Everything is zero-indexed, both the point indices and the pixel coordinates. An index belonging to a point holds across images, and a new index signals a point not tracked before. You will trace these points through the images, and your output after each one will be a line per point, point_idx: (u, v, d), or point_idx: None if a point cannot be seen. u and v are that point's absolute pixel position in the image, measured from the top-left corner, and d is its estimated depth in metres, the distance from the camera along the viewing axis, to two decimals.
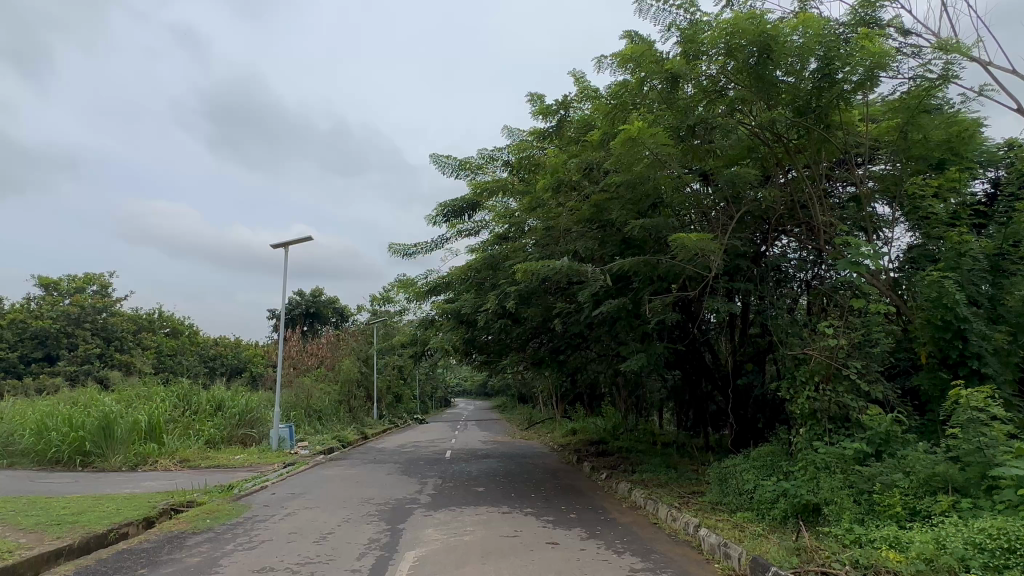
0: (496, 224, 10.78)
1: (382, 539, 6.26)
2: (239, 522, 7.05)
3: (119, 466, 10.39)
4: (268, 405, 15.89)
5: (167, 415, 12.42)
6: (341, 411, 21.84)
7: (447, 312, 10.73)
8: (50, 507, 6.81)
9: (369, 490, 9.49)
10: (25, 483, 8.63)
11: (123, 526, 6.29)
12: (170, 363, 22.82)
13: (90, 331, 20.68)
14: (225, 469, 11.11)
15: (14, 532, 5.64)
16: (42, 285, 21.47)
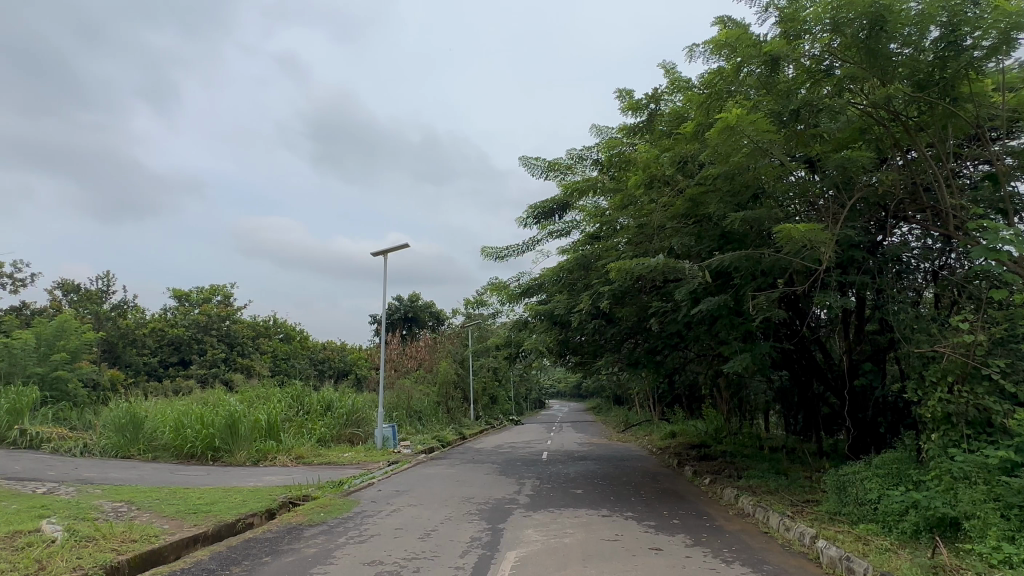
0: (588, 224, 10.69)
1: (482, 538, 6.35)
2: (349, 517, 7.42)
3: (244, 461, 11.36)
4: (373, 405, 16.69)
5: (284, 415, 13.36)
6: (440, 411, 22.52)
7: (540, 313, 10.77)
8: (187, 497, 7.51)
9: (469, 489, 9.68)
10: (166, 475, 9.58)
11: (249, 516, 6.81)
12: (284, 367, 24.56)
13: (216, 338, 22.70)
14: (335, 465, 11.77)
15: (159, 518, 6.27)
16: (175, 296, 23.84)
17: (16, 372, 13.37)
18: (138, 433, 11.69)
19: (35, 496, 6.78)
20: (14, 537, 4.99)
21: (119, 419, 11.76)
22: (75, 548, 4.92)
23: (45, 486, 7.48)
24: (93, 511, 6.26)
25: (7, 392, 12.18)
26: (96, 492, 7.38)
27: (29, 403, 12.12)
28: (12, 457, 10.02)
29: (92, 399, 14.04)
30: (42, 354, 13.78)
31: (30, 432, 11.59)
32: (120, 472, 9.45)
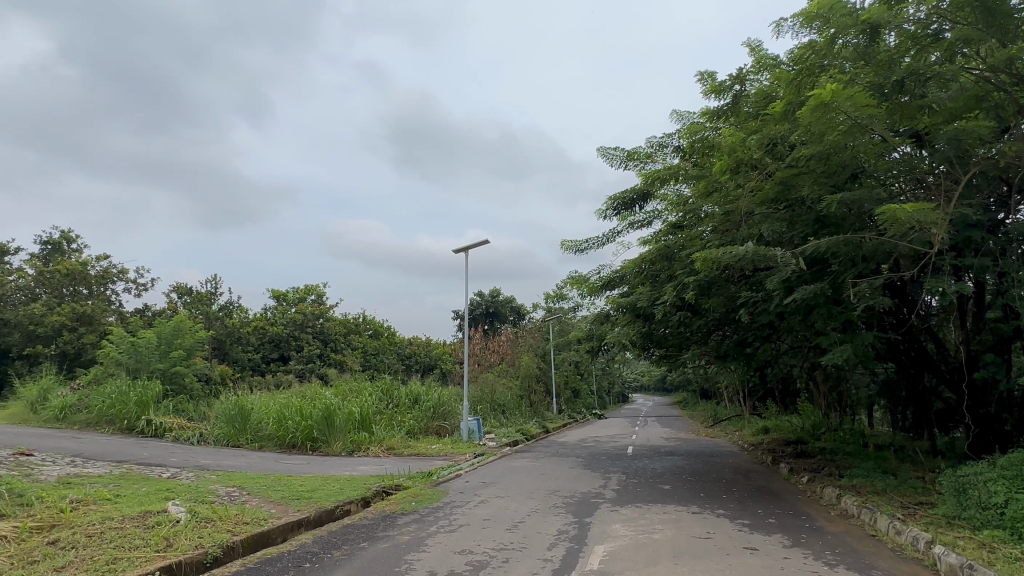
0: (670, 213, 10.41)
1: (569, 532, 6.35)
2: (439, 506, 7.66)
3: (340, 451, 11.99)
4: (458, 399, 17.09)
5: (375, 408, 13.96)
6: (523, 405, 22.71)
7: (622, 306, 10.60)
8: (291, 483, 8.03)
9: (554, 482, 9.71)
10: (271, 463, 10.27)
11: (347, 504, 7.18)
12: (374, 362, 25.66)
13: (312, 335, 24.07)
14: (424, 457, 12.18)
15: (268, 503, 6.75)
16: (274, 297, 25.47)
17: (142, 368, 14.80)
18: (246, 424, 12.58)
19: (162, 480, 7.48)
20: (145, 516, 5.54)
21: (229, 411, 12.72)
22: (196, 528, 5.39)
23: (169, 471, 8.24)
24: (210, 495, 6.83)
25: (135, 386, 13.49)
26: (212, 478, 8.04)
27: (153, 396, 13.38)
28: (141, 445, 11.10)
29: (206, 393, 15.28)
30: (163, 351, 15.14)
31: (155, 422, 12.79)
32: (231, 460, 10.23)
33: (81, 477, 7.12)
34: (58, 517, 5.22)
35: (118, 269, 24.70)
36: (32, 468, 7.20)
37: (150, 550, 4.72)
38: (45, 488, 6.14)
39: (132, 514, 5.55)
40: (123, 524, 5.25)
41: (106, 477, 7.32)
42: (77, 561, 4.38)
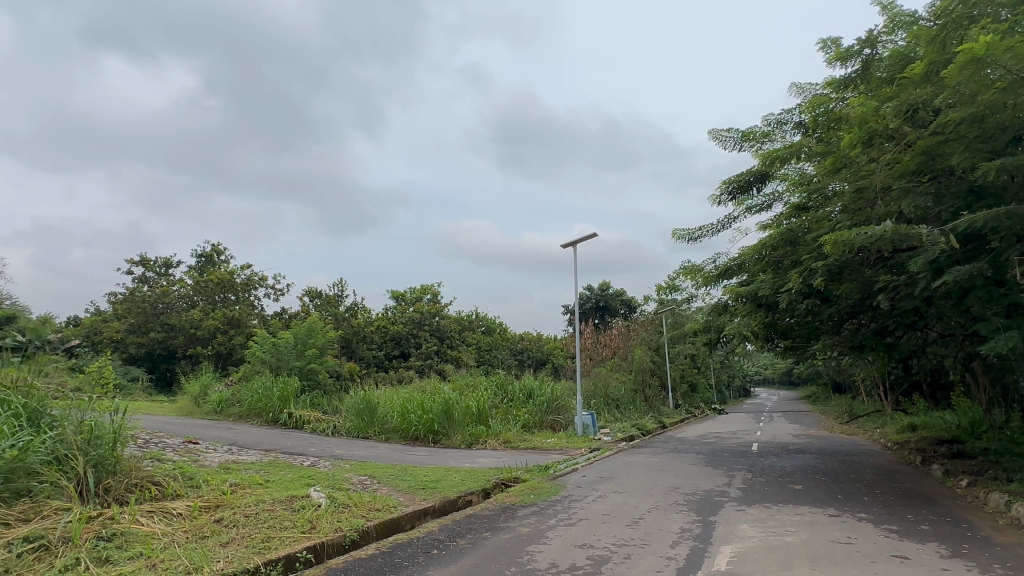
0: (792, 195, 9.73)
1: (693, 530, 6.14)
2: (557, 500, 7.71)
3: (460, 444, 12.46)
4: (571, 394, 17.10)
5: (491, 402, 14.33)
6: (638, 399, 22.28)
7: (741, 296, 10.07)
8: (416, 474, 8.46)
9: (674, 479, 9.43)
10: (397, 454, 10.89)
11: (469, 494, 7.44)
12: (488, 357, 26.34)
13: (429, 332, 25.18)
14: (540, 450, 12.32)
15: (397, 492, 7.16)
16: (393, 297, 26.94)
17: (283, 366, 16.25)
18: (373, 417, 13.42)
19: (303, 468, 8.18)
20: (291, 500, 6.09)
21: (358, 405, 13.63)
22: (334, 513, 5.84)
23: (309, 460, 9.00)
24: (345, 482, 7.36)
25: (277, 382, 14.85)
26: (346, 466, 8.67)
27: (293, 391, 14.67)
28: (284, 435, 12.20)
29: (337, 388, 16.48)
30: (300, 350, 16.51)
31: (295, 415, 14.00)
32: (362, 450, 10.96)
33: (238, 463, 7.96)
34: (220, 498, 5.87)
35: (259, 277, 27.33)
36: (198, 454, 8.16)
37: (297, 531, 5.17)
38: (210, 473, 6.94)
39: (280, 498, 6.13)
40: (274, 507, 5.81)
41: (258, 464, 8.12)
42: (237, 538, 4.91)
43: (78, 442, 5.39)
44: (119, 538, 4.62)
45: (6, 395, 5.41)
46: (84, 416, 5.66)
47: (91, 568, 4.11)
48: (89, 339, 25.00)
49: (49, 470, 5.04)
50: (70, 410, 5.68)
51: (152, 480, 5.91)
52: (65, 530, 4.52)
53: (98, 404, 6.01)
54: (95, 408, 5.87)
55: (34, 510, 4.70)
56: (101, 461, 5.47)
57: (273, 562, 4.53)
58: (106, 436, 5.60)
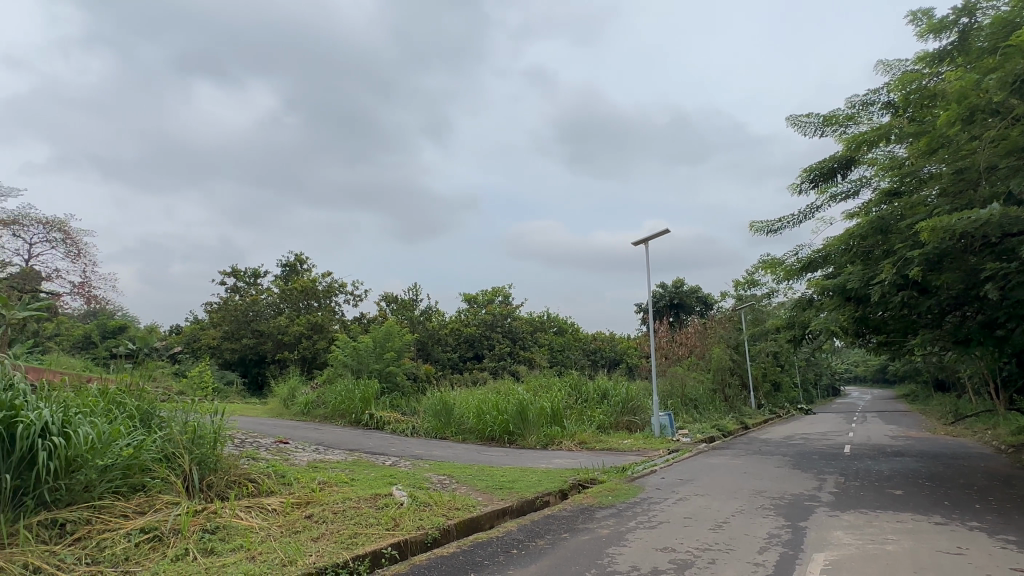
0: (882, 180, 9.13)
1: (782, 536, 5.87)
2: (636, 502, 7.57)
3: (535, 444, 12.50)
4: (647, 394, 16.77)
5: (565, 403, 14.28)
6: (717, 399, 21.53)
7: (827, 289, 9.54)
8: (493, 474, 8.57)
9: (760, 482, 9.04)
10: (474, 454, 11.07)
11: (546, 495, 7.46)
12: (561, 358, 26.26)
13: (502, 334, 25.43)
14: (617, 451, 12.16)
15: (475, 491, 7.27)
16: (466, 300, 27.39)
17: (363, 368, 16.86)
18: (450, 418, 13.67)
19: (386, 467, 8.47)
20: (375, 498, 6.31)
21: (435, 406, 13.94)
22: (417, 511, 6.00)
23: (391, 460, 9.30)
24: (425, 481, 7.56)
25: (359, 384, 15.45)
26: (425, 466, 8.90)
27: (374, 393, 15.22)
28: (366, 435, 12.66)
29: (415, 389, 16.93)
30: (379, 353, 17.07)
31: (376, 416, 14.52)
32: (440, 450, 11.21)
33: (325, 462, 8.35)
34: (310, 495, 6.18)
35: (339, 283, 28.54)
36: (289, 453, 8.63)
37: (382, 528, 5.37)
38: (300, 471, 7.32)
39: (365, 496, 6.37)
40: (360, 504, 6.06)
41: (343, 463, 8.49)
42: (327, 533, 5.15)
43: (184, 441, 5.83)
44: (222, 531, 4.96)
45: (122, 397, 5.94)
46: (188, 417, 6.12)
47: (198, 558, 4.43)
48: (190, 346, 26.94)
49: (159, 466, 5.48)
50: (176, 411, 6.15)
51: (249, 477, 6.30)
52: (175, 522, 4.90)
53: (200, 406, 6.48)
54: (197, 410, 6.33)
55: (147, 503, 5.12)
56: (203, 459, 5.90)
57: (361, 557, 4.72)
58: (208, 436, 6.03)
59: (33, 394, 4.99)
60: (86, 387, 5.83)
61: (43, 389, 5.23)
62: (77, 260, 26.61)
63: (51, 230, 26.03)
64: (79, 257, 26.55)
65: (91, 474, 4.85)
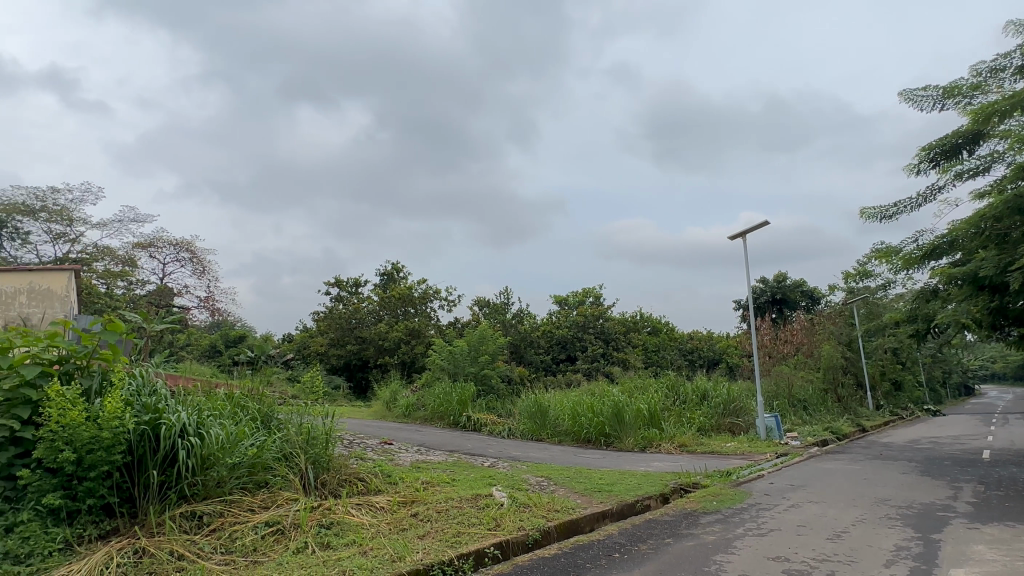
0: (1018, 153, 8.16)
1: (911, 549, 5.38)
2: (744, 508, 7.23)
3: (633, 447, 12.28)
4: (750, 395, 15.99)
5: (662, 405, 13.91)
6: (829, 399, 20.11)
7: (955, 277, 8.65)
8: (591, 476, 8.49)
9: (882, 489, 8.33)
10: (570, 456, 11.04)
11: (647, 499, 7.28)
12: (656, 358, 25.59)
13: (594, 335, 25.20)
14: (719, 455, 11.69)
15: (574, 494, 7.24)
16: (557, 302, 27.41)
17: (459, 372, 17.28)
18: (545, 420, 13.70)
19: (485, 468, 8.65)
20: (476, 499, 6.45)
21: (530, 408, 14.03)
22: (517, 512, 6.07)
23: (489, 461, 9.48)
24: (524, 483, 7.62)
25: (456, 387, 15.87)
26: (523, 467, 8.98)
27: (470, 395, 15.58)
28: (464, 437, 12.97)
29: (510, 391, 17.13)
30: (473, 356, 17.43)
31: (473, 418, 14.85)
32: (537, 452, 11.27)
33: (427, 463, 8.65)
34: (415, 494, 6.42)
35: (434, 290, 29.50)
36: (394, 454, 9.02)
37: (484, 528, 5.48)
38: (404, 471, 7.63)
39: (466, 496, 6.53)
40: (461, 504, 6.22)
41: (444, 463, 8.76)
42: (432, 531, 5.32)
43: (300, 442, 6.26)
44: (336, 526, 5.26)
45: (245, 400, 6.47)
46: (303, 419, 6.56)
47: (317, 551, 4.73)
48: (301, 352, 28.85)
49: (279, 464, 5.91)
50: (291, 414, 6.61)
51: (358, 476, 6.65)
52: (295, 517, 5.26)
53: (313, 409, 6.93)
54: (310, 412, 6.78)
55: (271, 498, 5.54)
56: (318, 458, 6.29)
57: (466, 555, 4.84)
58: (320, 437, 6.43)
59: (172, 399, 5.55)
60: (215, 391, 6.41)
61: (180, 394, 5.80)
62: (202, 277, 29.31)
63: (180, 250, 28.85)
64: (203, 274, 29.25)
65: (223, 471, 5.32)
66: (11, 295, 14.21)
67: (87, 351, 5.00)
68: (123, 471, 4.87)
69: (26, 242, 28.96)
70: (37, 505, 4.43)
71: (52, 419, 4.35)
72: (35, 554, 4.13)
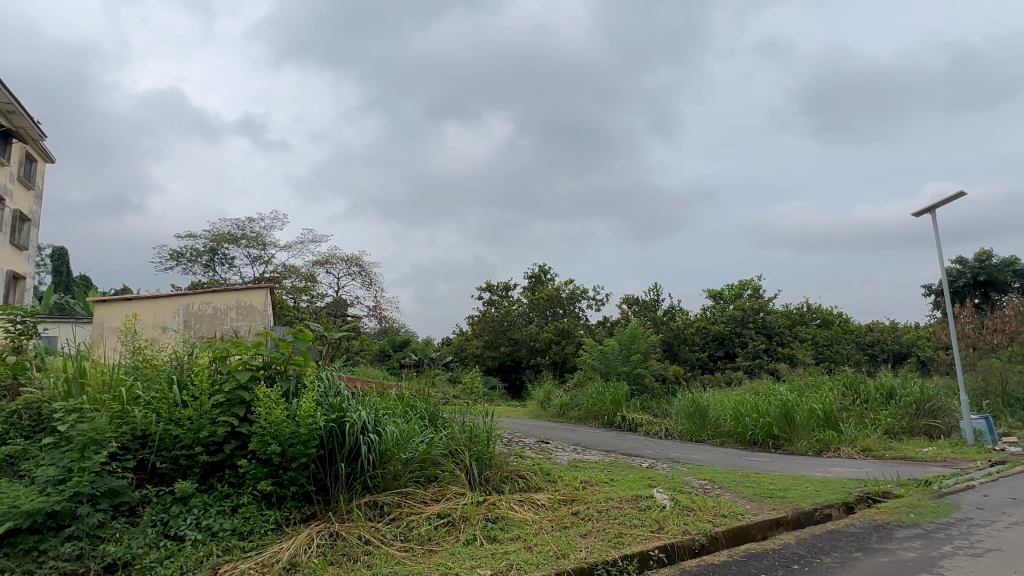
0: None
1: None
2: (950, 523, 6.30)
3: (806, 450, 11.30)
4: (950, 393, 13.87)
5: (839, 404, 12.62)
6: None
7: None
8: (761, 481, 7.92)
9: None
10: (735, 459, 10.41)
11: (827, 507, 6.62)
12: (829, 353, 23.23)
13: (754, 330, 23.52)
14: (913, 461, 10.32)
15: (742, 499, 6.81)
16: (711, 296, 26.05)
17: (611, 371, 17.09)
18: (705, 421, 13.00)
19: (643, 469, 8.47)
20: (637, 500, 6.34)
21: (688, 408, 13.44)
22: (681, 515, 5.86)
23: (648, 461, 9.27)
24: (686, 485, 7.33)
25: (609, 387, 15.75)
26: (684, 470, 8.63)
27: (624, 395, 15.35)
28: (620, 437, 12.82)
29: (665, 391, 16.58)
30: (625, 355, 17.13)
31: (627, 418, 14.59)
32: (698, 454, 10.79)
33: (584, 462, 8.67)
34: (574, 493, 6.48)
35: (581, 289, 29.56)
36: (551, 452, 9.18)
37: (647, 530, 5.36)
38: (563, 469, 7.74)
39: (626, 497, 6.44)
40: (622, 504, 6.15)
41: (601, 463, 8.72)
42: (594, 531, 5.33)
43: (464, 439, 6.62)
44: (502, 521, 5.48)
45: (414, 400, 6.99)
46: (465, 418, 6.94)
47: (485, 544, 4.96)
48: (459, 355, 30.50)
49: (447, 460, 6.30)
50: (455, 413, 7.03)
51: (519, 473, 6.86)
52: (463, 510, 5.56)
53: (474, 408, 7.30)
54: (472, 412, 7.15)
55: (441, 492, 5.92)
56: (481, 455, 6.60)
57: (630, 557, 4.77)
58: (482, 435, 6.75)
59: (353, 399, 6.17)
60: (388, 392, 7.01)
61: (359, 394, 6.43)
62: (371, 288, 32.26)
63: (351, 265, 32.01)
64: (371, 285, 32.17)
65: (399, 465, 5.80)
66: (223, 311, 16.75)
67: (284, 358, 5.74)
68: (317, 463, 5.52)
69: (232, 266, 34.00)
70: (254, 490, 5.16)
71: (262, 417, 5.06)
72: (254, 532, 4.82)
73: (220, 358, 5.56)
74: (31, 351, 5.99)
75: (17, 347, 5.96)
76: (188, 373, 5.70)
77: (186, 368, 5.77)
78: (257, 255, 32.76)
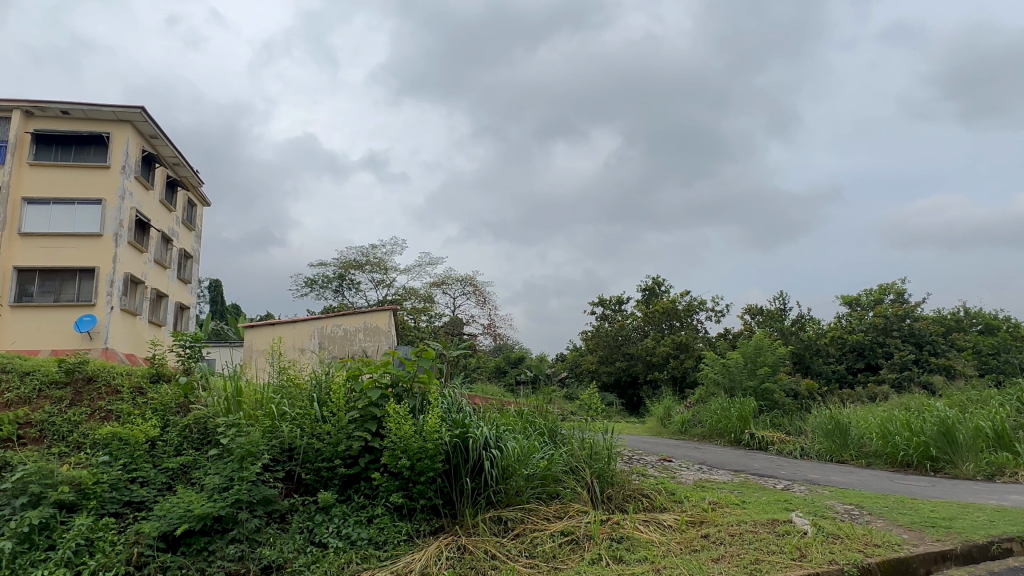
0: None
1: None
2: None
3: (974, 475, 10.00)
4: None
5: (1012, 422, 11.04)
6: None
7: None
8: (920, 508, 7.06)
9: None
10: (886, 483, 9.38)
11: (1006, 541, 5.75)
12: (996, 363, 20.31)
13: (900, 339, 21.24)
14: None
15: (897, 527, 6.13)
16: (845, 303, 23.95)
17: (736, 386, 16.13)
18: (847, 439, 11.80)
19: (778, 491, 7.87)
20: (773, 524, 5.92)
21: (826, 426, 12.26)
22: (826, 543, 5.38)
23: (783, 483, 8.60)
24: (829, 510, 6.72)
25: (734, 403, 14.88)
26: (826, 493, 7.91)
27: (751, 411, 14.46)
28: (749, 456, 12.00)
29: (798, 407, 15.37)
30: (751, 369, 16.13)
31: (757, 436, 13.63)
32: (842, 476, 9.84)
33: (711, 483, 8.24)
34: (703, 514, 6.17)
35: (698, 301, 28.39)
36: (675, 471, 8.82)
37: (786, 557, 4.98)
38: (689, 489, 7.40)
39: (761, 521, 6.03)
40: (757, 528, 5.77)
41: (730, 484, 8.22)
42: (727, 555, 5.04)
43: (584, 457, 6.56)
44: (627, 541, 5.34)
45: (533, 417, 7.06)
46: (584, 435, 6.86)
47: (610, 564, 4.86)
48: (574, 371, 30.28)
49: (568, 477, 6.27)
50: (574, 430, 6.99)
51: (642, 492, 6.66)
52: (587, 529, 5.50)
53: (593, 425, 7.17)
54: (591, 428, 7.04)
55: (563, 509, 5.89)
56: (602, 473, 6.50)
57: None
58: (602, 452, 6.64)
59: (474, 415, 6.36)
60: (507, 408, 7.14)
61: (480, 411, 6.60)
62: (485, 306, 33.18)
63: (465, 285, 33.15)
64: (485, 303, 33.08)
65: (521, 481, 5.87)
66: (353, 333, 18.05)
67: (410, 376, 6.04)
68: (444, 477, 5.73)
69: (358, 290, 36.49)
70: (386, 502, 5.45)
71: (392, 432, 5.33)
72: (388, 542, 5.06)
73: (353, 376, 5.96)
74: (197, 372, 6.75)
75: (186, 368, 6.72)
76: (326, 391, 6.16)
77: (325, 386, 6.24)
78: (381, 278, 34.96)
